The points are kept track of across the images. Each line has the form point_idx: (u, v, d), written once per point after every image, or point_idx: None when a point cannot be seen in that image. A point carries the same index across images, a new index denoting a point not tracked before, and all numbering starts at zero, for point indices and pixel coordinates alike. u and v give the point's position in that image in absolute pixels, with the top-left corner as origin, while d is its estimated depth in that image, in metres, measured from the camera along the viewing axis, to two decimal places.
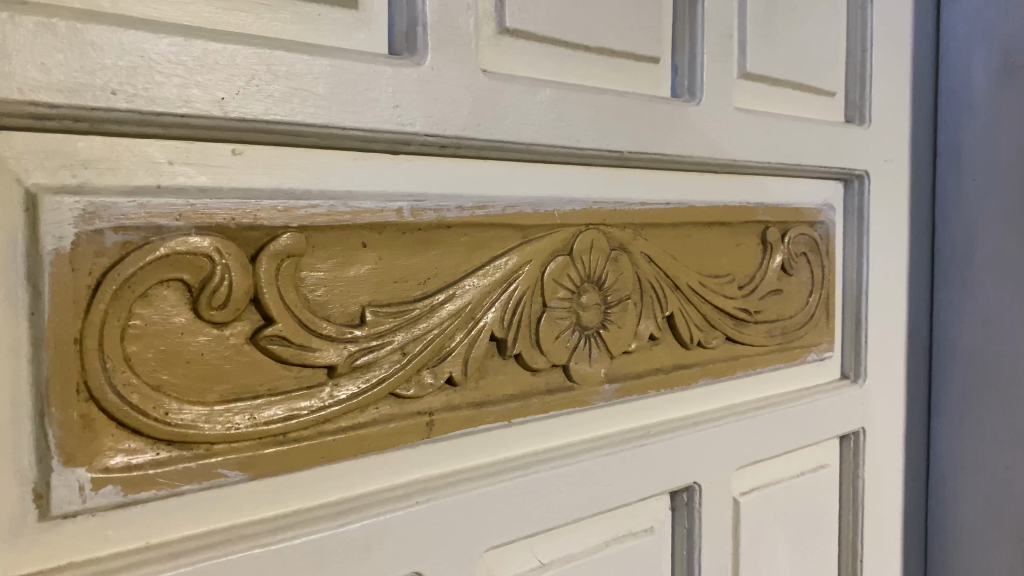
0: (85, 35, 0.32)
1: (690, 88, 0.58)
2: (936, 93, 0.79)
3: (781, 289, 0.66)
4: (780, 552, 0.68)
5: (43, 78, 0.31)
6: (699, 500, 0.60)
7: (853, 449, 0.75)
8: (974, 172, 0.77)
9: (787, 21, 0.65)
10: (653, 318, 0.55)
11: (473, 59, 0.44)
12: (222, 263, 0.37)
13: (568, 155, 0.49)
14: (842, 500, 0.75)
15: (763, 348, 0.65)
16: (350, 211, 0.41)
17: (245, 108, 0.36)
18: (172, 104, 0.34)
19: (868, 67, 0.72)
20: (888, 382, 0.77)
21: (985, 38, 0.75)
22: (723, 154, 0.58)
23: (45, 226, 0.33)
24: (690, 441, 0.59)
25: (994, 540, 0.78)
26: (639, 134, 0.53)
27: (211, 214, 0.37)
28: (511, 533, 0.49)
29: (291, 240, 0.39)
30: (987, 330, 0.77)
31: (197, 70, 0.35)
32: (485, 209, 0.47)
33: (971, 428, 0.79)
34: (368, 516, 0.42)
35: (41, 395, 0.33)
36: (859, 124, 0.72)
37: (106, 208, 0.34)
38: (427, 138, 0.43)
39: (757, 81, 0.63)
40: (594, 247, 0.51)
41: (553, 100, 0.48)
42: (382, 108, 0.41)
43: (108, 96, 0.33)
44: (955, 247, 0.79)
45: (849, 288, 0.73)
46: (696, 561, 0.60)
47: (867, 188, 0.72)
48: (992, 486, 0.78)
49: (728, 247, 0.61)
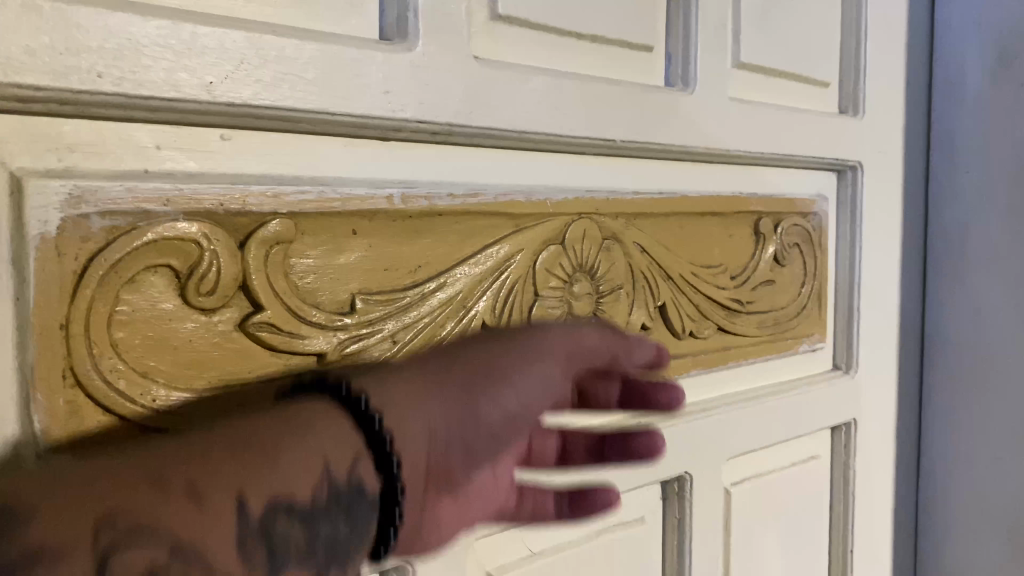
0: (71, 17, 0.32)
1: (684, 76, 0.57)
2: (929, 84, 0.79)
3: (773, 280, 0.66)
4: (770, 542, 0.68)
5: (29, 60, 0.31)
6: (690, 490, 0.60)
7: (844, 440, 0.75)
8: (967, 163, 0.77)
9: (781, 11, 0.64)
10: (645, 308, 0.55)
11: (464, 45, 0.44)
12: (210, 249, 0.37)
13: (560, 144, 0.49)
14: (833, 492, 0.75)
15: (755, 339, 0.65)
16: (341, 197, 0.41)
17: (233, 92, 0.36)
18: (159, 87, 0.34)
19: (862, 58, 0.72)
20: (878, 373, 0.77)
21: (980, 28, 0.75)
22: (716, 145, 0.58)
23: (30, 211, 0.33)
24: (681, 432, 0.59)
25: (984, 531, 0.78)
26: (632, 123, 0.52)
27: (199, 200, 0.37)
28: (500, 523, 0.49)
29: (280, 227, 0.39)
30: (979, 322, 0.77)
31: (185, 54, 0.35)
32: (477, 198, 0.47)
33: (961, 419, 0.79)
34: None
35: (25, 379, 0.33)
36: (853, 115, 0.72)
37: (92, 192, 0.34)
38: (418, 124, 0.42)
39: (751, 71, 0.63)
40: (586, 236, 0.51)
41: (546, 88, 0.48)
42: (373, 94, 0.41)
43: (95, 79, 0.33)
44: (948, 238, 0.79)
45: (841, 280, 0.73)
46: (686, 552, 0.60)
47: (861, 179, 0.72)
48: (981, 478, 0.78)
49: (720, 238, 0.61)
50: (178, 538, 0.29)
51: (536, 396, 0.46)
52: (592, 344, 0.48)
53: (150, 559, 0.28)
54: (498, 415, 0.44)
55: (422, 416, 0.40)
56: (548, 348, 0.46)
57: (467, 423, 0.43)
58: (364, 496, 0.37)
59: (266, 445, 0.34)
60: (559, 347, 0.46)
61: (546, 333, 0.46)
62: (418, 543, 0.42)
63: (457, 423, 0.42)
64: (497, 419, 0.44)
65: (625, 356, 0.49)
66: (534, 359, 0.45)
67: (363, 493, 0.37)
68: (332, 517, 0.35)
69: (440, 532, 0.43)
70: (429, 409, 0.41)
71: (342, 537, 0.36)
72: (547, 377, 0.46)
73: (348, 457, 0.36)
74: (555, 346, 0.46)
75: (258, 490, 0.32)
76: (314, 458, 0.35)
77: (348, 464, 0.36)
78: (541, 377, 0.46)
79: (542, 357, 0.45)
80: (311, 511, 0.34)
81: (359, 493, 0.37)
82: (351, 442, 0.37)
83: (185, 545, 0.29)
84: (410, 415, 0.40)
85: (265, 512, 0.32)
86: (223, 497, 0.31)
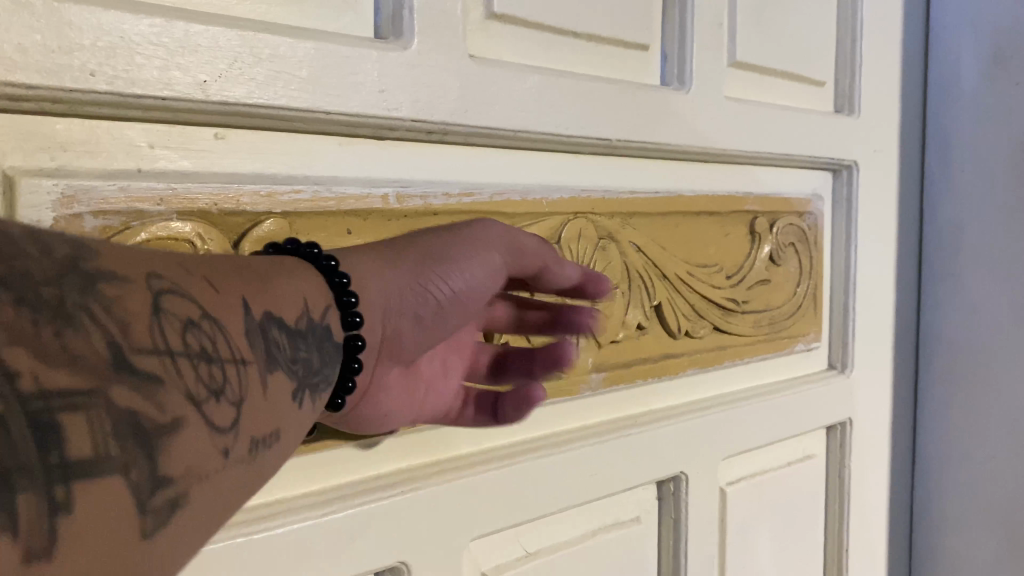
0: (64, 15, 0.32)
1: (680, 75, 0.57)
2: (925, 84, 0.79)
3: (768, 279, 0.66)
4: (766, 542, 0.68)
5: (20, 58, 0.31)
6: (685, 490, 0.60)
7: (840, 440, 0.75)
8: (963, 163, 0.76)
9: (777, 10, 0.64)
10: (641, 308, 0.55)
11: (459, 43, 0.44)
12: (204, 248, 0.37)
13: (556, 143, 0.49)
14: (828, 492, 0.75)
15: (751, 338, 0.65)
16: (335, 197, 0.41)
17: (227, 91, 0.36)
18: (152, 86, 0.34)
19: (858, 57, 0.71)
20: (874, 372, 0.77)
21: (975, 27, 0.75)
22: (712, 144, 0.58)
23: (22, 209, 0.32)
24: (677, 431, 0.58)
25: (979, 531, 0.78)
26: (628, 122, 0.52)
27: (192, 199, 0.36)
28: (497, 523, 0.49)
29: (273, 226, 0.39)
30: (974, 321, 0.77)
31: (178, 52, 0.34)
32: (473, 197, 0.46)
33: (956, 419, 0.79)
34: (352, 505, 0.42)
35: None
36: (848, 114, 0.72)
37: (85, 191, 0.34)
38: (413, 124, 0.42)
39: (747, 70, 0.63)
40: (582, 236, 0.51)
41: (541, 86, 0.47)
42: (368, 93, 0.40)
43: (87, 77, 0.32)
44: (943, 237, 0.79)
45: (836, 279, 0.73)
46: (683, 552, 0.60)
47: (857, 177, 0.72)
48: (977, 477, 0.78)
49: (715, 237, 0.61)
50: (201, 307, 0.27)
51: (486, 285, 0.43)
52: (529, 248, 0.43)
53: (185, 310, 0.26)
54: (447, 295, 0.41)
55: (380, 286, 0.39)
56: (491, 240, 0.42)
57: (419, 297, 0.40)
58: (330, 337, 0.36)
59: (261, 273, 0.33)
60: (503, 237, 0.42)
61: (488, 224, 0.42)
62: (365, 410, 0.41)
63: (411, 294, 0.40)
64: (445, 298, 0.41)
65: (555, 265, 0.44)
66: (479, 246, 0.41)
67: (330, 335, 0.36)
68: (308, 345, 0.34)
69: (385, 402, 0.42)
70: (390, 279, 0.39)
71: (314, 366, 0.34)
72: (495, 270, 0.42)
73: (321, 304, 0.35)
74: (499, 235, 0.42)
75: (258, 301, 0.31)
76: (300, 293, 0.34)
77: (321, 309, 0.35)
78: (485, 267, 0.41)
79: (486, 246, 0.42)
80: (297, 335, 0.33)
81: (326, 334, 0.36)
82: (326, 292, 0.36)
83: (207, 315, 0.27)
84: (369, 283, 0.38)
85: (266, 321, 0.31)
86: (233, 296, 0.30)
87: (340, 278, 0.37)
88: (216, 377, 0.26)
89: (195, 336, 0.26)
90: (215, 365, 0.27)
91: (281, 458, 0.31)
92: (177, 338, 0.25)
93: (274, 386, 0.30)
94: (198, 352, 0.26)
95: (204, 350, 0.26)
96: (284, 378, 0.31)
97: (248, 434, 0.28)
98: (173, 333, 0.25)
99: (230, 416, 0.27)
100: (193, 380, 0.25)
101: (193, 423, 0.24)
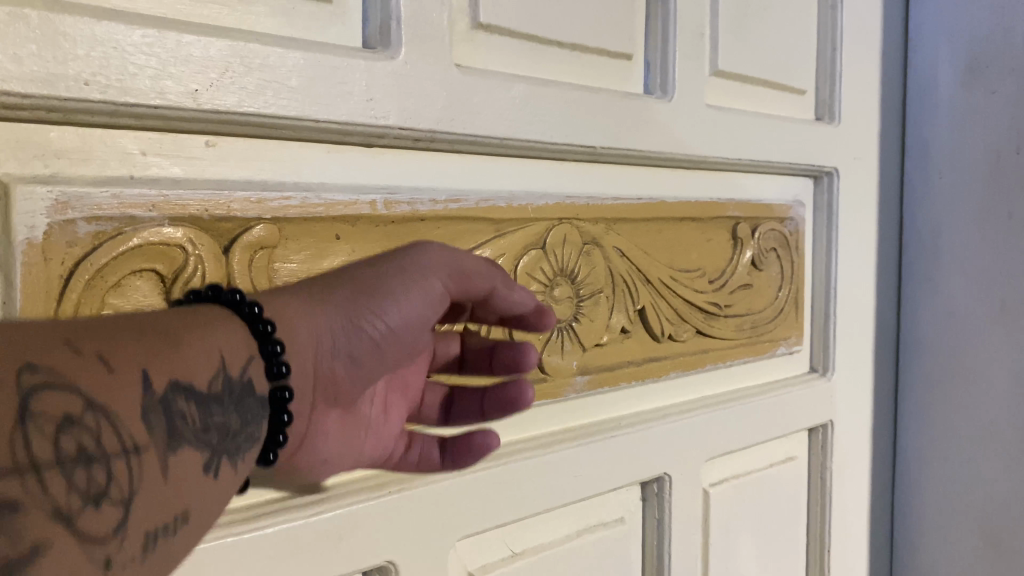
0: (58, 26, 0.32)
1: (662, 84, 0.58)
2: (904, 92, 0.81)
3: (750, 283, 0.67)
4: (749, 543, 0.69)
5: (15, 68, 0.31)
6: (669, 490, 0.61)
7: (821, 442, 0.76)
8: (941, 171, 0.78)
9: (758, 19, 0.66)
10: (625, 312, 0.57)
11: (445, 54, 0.45)
12: (194, 254, 0.37)
13: (541, 150, 0.50)
14: (811, 494, 0.76)
15: (732, 342, 0.66)
16: (323, 203, 0.42)
17: (218, 100, 0.37)
18: (145, 95, 0.35)
19: (838, 66, 0.73)
20: (854, 376, 0.79)
21: (951, 37, 0.76)
22: (694, 151, 0.59)
23: (16, 217, 0.33)
24: (661, 432, 0.59)
25: (959, 532, 0.79)
26: (611, 129, 0.53)
27: (184, 205, 0.37)
28: (483, 525, 0.49)
29: (263, 232, 0.39)
30: (952, 325, 0.78)
31: (170, 62, 0.35)
32: (458, 203, 0.47)
33: (933, 420, 0.81)
34: (339, 506, 0.43)
35: None
36: (829, 122, 0.73)
37: (79, 198, 0.34)
38: (400, 131, 0.43)
39: (728, 79, 0.64)
40: (566, 241, 0.52)
41: (525, 96, 0.48)
42: (355, 102, 0.41)
43: (81, 86, 0.33)
44: (922, 242, 0.80)
45: (818, 284, 0.75)
46: (666, 552, 0.61)
47: (837, 184, 0.74)
48: (956, 478, 0.79)
49: (698, 242, 0.62)
50: (87, 397, 0.25)
51: (421, 313, 0.42)
52: (475, 271, 0.42)
53: (66, 407, 0.24)
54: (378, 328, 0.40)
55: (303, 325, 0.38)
56: (430, 264, 0.41)
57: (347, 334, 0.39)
58: (251, 392, 0.34)
59: (168, 334, 0.31)
60: (444, 261, 0.42)
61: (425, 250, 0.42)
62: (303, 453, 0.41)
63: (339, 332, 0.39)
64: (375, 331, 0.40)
65: (503, 288, 0.44)
66: (414, 275, 0.41)
67: (251, 391, 0.34)
68: (222, 408, 0.32)
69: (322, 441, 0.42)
70: (313, 318, 0.38)
71: (230, 430, 0.33)
72: (431, 294, 0.41)
73: (242, 357, 0.34)
74: (440, 260, 0.42)
75: (164, 368, 0.29)
76: (211, 350, 0.32)
77: (241, 365, 0.34)
78: (420, 293, 0.41)
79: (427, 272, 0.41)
80: (210, 402, 0.31)
81: (247, 392, 0.34)
82: (248, 341, 0.34)
83: (93, 405, 0.25)
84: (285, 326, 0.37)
85: (170, 391, 0.29)
86: (131, 368, 0.27)
87: (263, 324, 0.35)
88: (98, 480, 0.25)
89: (72, 437, 0.24)
90: (97, 465, 0.25)
91: (185, 543, 0.30)
92: (45, 444, 0.23)
93: (177, 465, 0.29)
94: (73, 455, 0.24)
95: (84, 450, 0.24)
96: (187, 453, 0.30)
97: (140, 530, 0.26)
98: (44, 439, 0.23)
99: (113, 520, 0.25)
100: (64, 493, 0.23)
101: (64, 543, 0.23)
